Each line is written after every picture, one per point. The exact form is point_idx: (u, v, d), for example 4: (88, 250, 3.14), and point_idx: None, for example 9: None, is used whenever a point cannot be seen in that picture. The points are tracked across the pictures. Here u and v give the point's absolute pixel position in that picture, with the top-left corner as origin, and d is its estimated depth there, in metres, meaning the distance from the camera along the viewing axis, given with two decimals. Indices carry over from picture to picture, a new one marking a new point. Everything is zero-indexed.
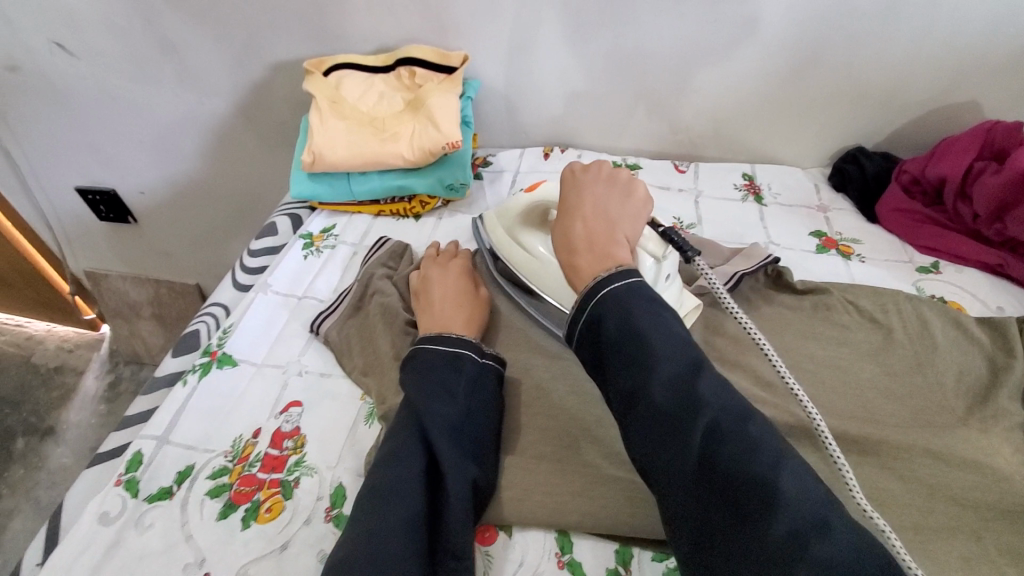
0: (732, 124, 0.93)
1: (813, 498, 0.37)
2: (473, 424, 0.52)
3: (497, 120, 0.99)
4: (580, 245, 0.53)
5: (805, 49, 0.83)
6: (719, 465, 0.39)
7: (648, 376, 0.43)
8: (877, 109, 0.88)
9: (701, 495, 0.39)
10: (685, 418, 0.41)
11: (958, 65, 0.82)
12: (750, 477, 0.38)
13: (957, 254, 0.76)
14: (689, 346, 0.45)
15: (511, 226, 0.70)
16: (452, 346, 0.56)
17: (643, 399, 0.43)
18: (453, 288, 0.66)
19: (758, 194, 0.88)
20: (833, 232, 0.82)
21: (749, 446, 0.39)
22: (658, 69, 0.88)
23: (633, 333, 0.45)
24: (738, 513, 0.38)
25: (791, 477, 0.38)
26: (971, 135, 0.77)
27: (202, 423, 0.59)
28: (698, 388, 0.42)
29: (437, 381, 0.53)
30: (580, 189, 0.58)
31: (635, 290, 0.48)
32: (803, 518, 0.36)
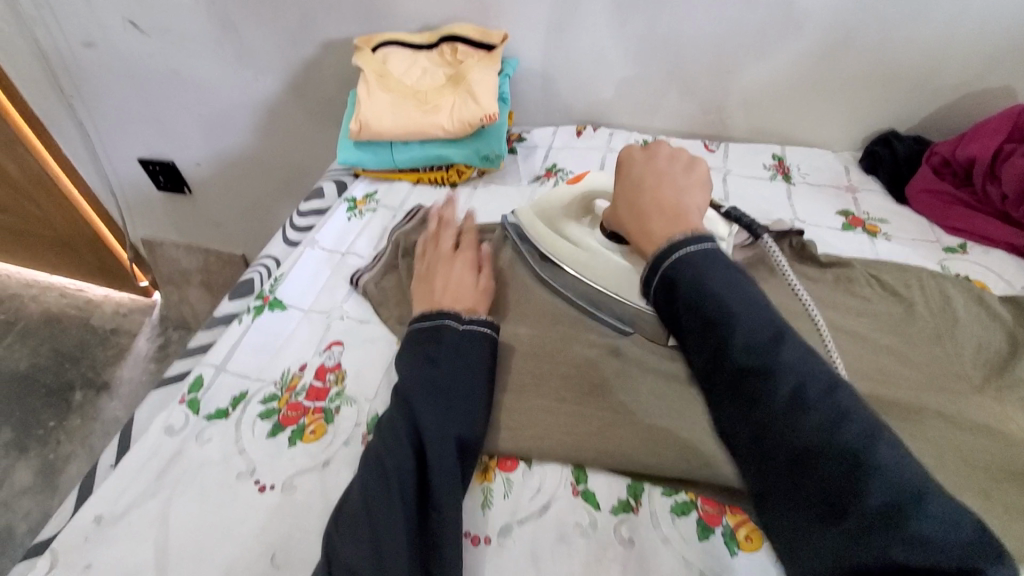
0: (763, 106, 0.95)
1: (904, 463, 0.37)
2: (475, 386, 0.55)
3: (533, 99, 1.03)
4: (652, 211, 0.58)
5: (840, 30, 0.84)
6: (799, 426, 0.41)
7: (728, 341, 0.46)
8: (912, 93, 0.88)
9: (781, 449, 0.41)
10: (768, 384, 0.43)
11: (997, 49, 0.81)
12: (833, 440, 0.39)
13: (986, 236, 0.76)
14: (768, 310, 0.47)
15: (551, 216, 0.74)
16: (435, 320, 0.59)
17: (725, 362, 0.46)
18: (453, 268, 0.67)
19: (787, 173, 0.90)
20: (861, 211, 0.83)
21: (834, 410, 0.40)
22: (692, 49, 0.91)
23: (711, 299, 0.48)
24: (827, 474, 0.39)
25: (878, 441, 0.38)
26: (1001, 118, 0.77)
27: (254, 356, 0.66)
28: (781, 355, 0.43)
29: (424, 355, 0.56)
30: (646, 161, 0.63)
31: (712, 255, 0.51)
32: (892, 485, 0.36)
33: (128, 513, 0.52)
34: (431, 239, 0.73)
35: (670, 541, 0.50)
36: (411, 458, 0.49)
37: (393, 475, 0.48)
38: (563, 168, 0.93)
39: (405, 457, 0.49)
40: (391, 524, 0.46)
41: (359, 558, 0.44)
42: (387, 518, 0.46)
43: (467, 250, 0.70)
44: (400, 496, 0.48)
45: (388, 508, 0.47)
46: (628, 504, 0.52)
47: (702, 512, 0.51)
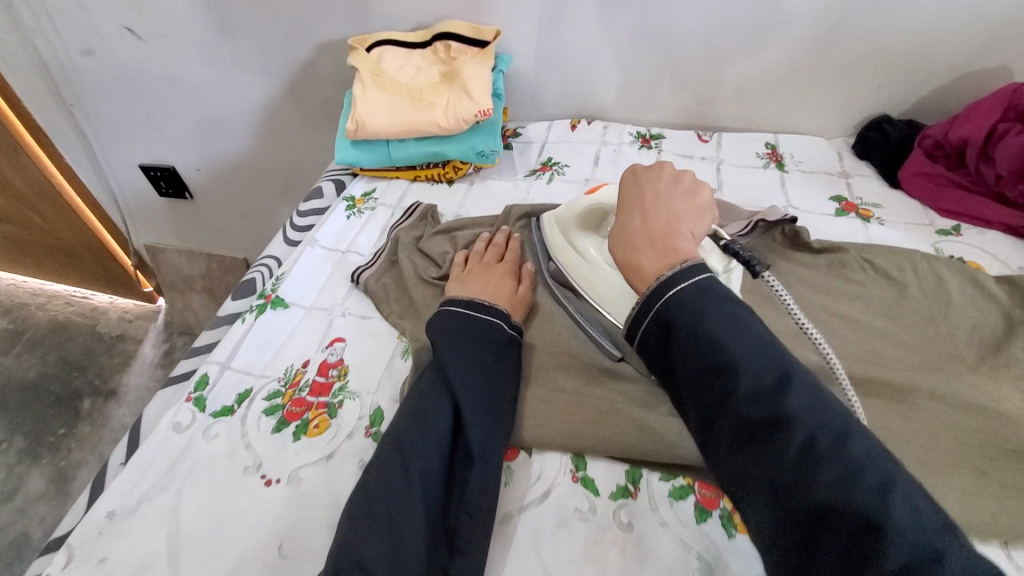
0: (755, 95, 0.95)
1: (927, 521, 0.34)
2: (494, 372, 0.57)
3: (527, 94, 1.04)
4: (642, 240, 0.54)
5: (830, 18, 0.85)
6: (810, 486, 0.37)
7: (731, 389, 0.42)
8: (903, 78, 0.89)
9: (791, 513, 0.37)
10: (773, 435, 0.39)
11: (987, 30, 0.82)
12: (848, 499, 0.35)
13: (980, 217, 0.76)
14: (771, 347, 0.43)
15: (565, 227, 0.73)
16: (485, 315, 0.62)
17: (726, 413, 0.42)
18: (493, 274, 0.69)
19: (781, 161, 0.91)
20: (854, 197, 0.83)
21: (848, 465, 0.36)
22: (684, 40, 0.91)
23: (708, 342, 0.44)
24: (841, 540, 0.35)
25: (900, 499, 0.35)
26: (995, 98, 0.77)
27: (258, 354, 0.67)
28: (787, 403, 0.39)
29: (457, 337, 0.59)
30: (642, 186, 0.60)
31: (705, 286, 0.47)
32: (916, 545, 0.33)
33: (140, 507, 0.54)
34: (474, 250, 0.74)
35: (668, 524, 0.51)
36: (440, 434, 0.51)
37: (412, 452, 0.50)
38: (558, 162, 0.94)
39: (434, 431, 0.51)
40: (413, 499, 0.47)
41: (376, 534, 0.45)
42: (400, 493, 0.47)
43: (510, 261, 0.72)
44: (426, 470, 0.49)
45: (405, 483, 0.48)
46: (627, 489, 0.53)
47: (700, 496, 0.52)
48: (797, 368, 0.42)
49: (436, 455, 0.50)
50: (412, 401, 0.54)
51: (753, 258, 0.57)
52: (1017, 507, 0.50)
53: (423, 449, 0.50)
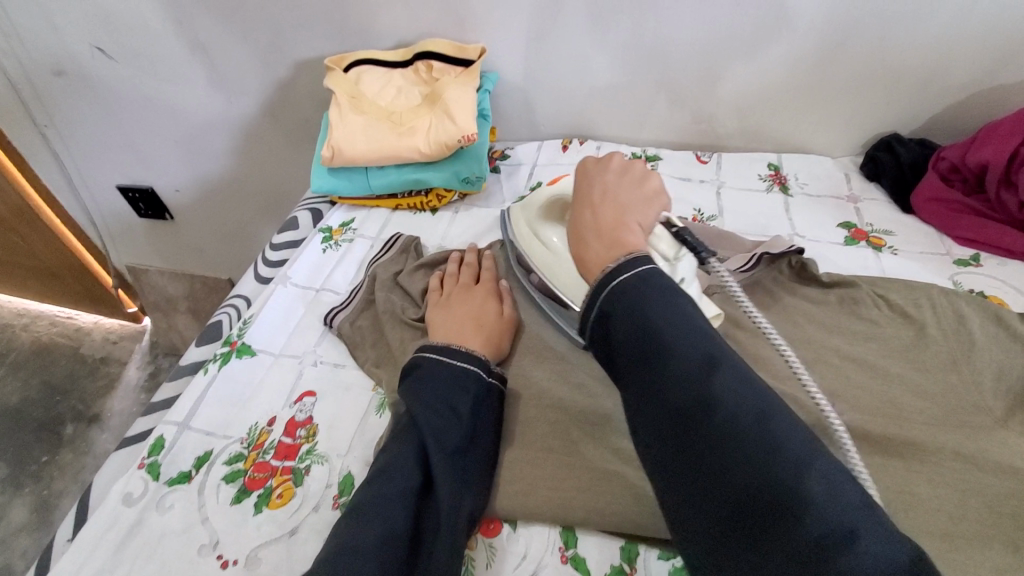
0: (757, 112, 0.90)
1: (850, 503, 0.30)
2: (473, 431, 0.52)
3: (516, 113, 0.99)
4: (589, 234, 0.51)
5: (836, 32, 0.80)
6: (729, 468, 0.33)
7: (660, 372, 0.38)
8: (914, 94, 0.83)
9: (710, 500, 0.34)
10: (697, 416, 0.35)
11: (1004, 44, 0.76)
12: (766, 481, 0.32)
13: (1002, 247, 0.71)
14: (706, 331, 0.40)
15: (534, 222, 0.70)
16: (464, 361, 0.55)
17: (653, 397, 0.38)
18: (473, 300, 0.64)
19: (784, 184, 0.85)
20: (864, 223, 0.78)
21: (770, 446, 0.33)
22: (681, 56, 0.86)
23: (644, 326, 0.40)
24: (757, 525, 0.31)
25: (820, 480, 0.31)
26: (1016, 118, 0.71)
27: (220, 411, 0.61)
28: (714, 385, 0.36)
29: (434, 383, 0.53)
30: (593, 181, 0.57)
31: (650, 274, 0.43)
32: (833, 527, 0.29)
33: None
34: (447, 272, 0.71)
35: None
36: (407, 493, 0.46)
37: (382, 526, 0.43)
38: None
39: (400, 489, 0.46)
40: (369, 569, 0.41)
41: None
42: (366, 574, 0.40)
43: (487, 282, 0.68)
44: (387, 533, 0.43)
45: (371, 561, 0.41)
46: (622, 571, 0.48)
47: None
48: (729, 351, 0.39)
49: (400, 516, 0.44)
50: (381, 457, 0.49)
51: (697, 247, 0.54)
52: None
53: (390, 512, 0.44)
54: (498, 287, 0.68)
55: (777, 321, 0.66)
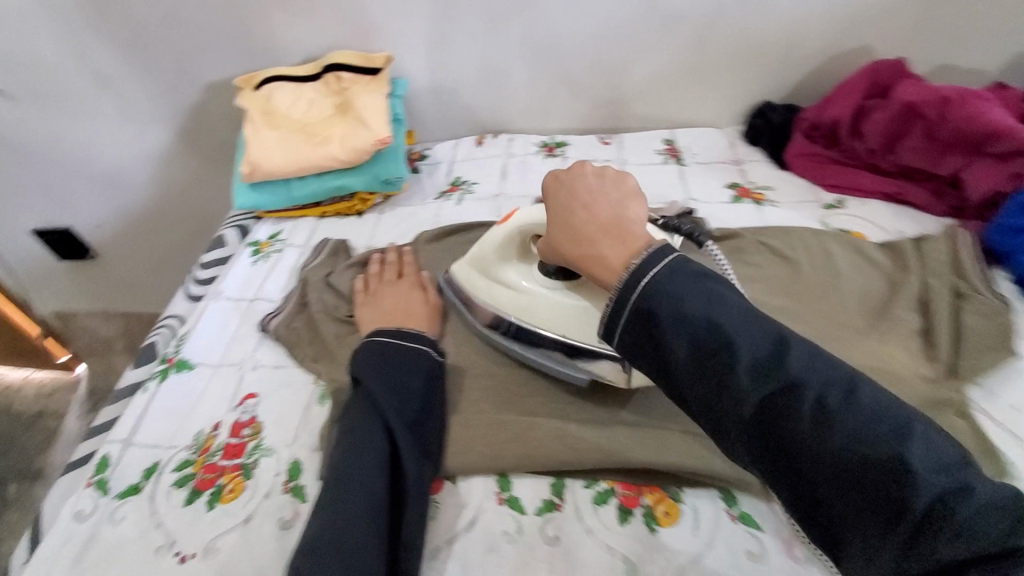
0: (648, 93, 0.98)
1: (945, 454, 0.33)
2: (424, 397, 0.57)
3: (430, 115, 1.04)
4: (601, 238, 0.50)
5: (701, 15, 0.89)
6: (832, 446, 0.34)
7: (729, 365, 0.38)
8: (779, 64, 0.93)
9: (817, 480, 0.35)
10: (783, 405, 0.36)
11: (844, 13, 0.87)
12: (871, 452, 0.33)
13: (860, 189, 0.80)
14: (757, 314, 0.40)
15: (485, 263, 0.65)
16: (403, 341, 0.61)
17: (727, 392, 0.38)
18: (399, 293, 0.69)
19: (679, 156, 0.94)
20: (748, 182, 0.87)
21: (863, 418, 0.34)
22: (570, 48, 0.93)
23: (700, 322, 0.39)
24: (871, 494, 0.33)
25: (917, 440, 0.33)
26: (859, 77, 0.80)
27: (165, 423, 0.63)
28: (790, 368, 0.36)
29: (386, 366, 0.57)
30: (570, 188, 0.54)
31: (678, 267, 0.42)
32: (946, 481, 0.32)
33: None
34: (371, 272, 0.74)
35: (594, 530, 0.50)
36: (380, 464, 0.50)
37: (355, 488, 0.48)
38: (466, 181, 0.94)
39: (377, 461, 0.50)
40: (353, 526, 0.45)
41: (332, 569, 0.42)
42: (354, 534, 0.45)
43: (410, 273, 0.73)
44: (371, 502, 0.47)
45: (356, 522, 0.46)
46: (552, 503, 0.53)
47: (622, 497, 0.53)
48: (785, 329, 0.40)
49: (381, 486, 0.49)
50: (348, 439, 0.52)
51: (693, 230, 0.59)
52: None
53: (360, 479, 0.48)
54: (420, 276, 0.72)
55: None
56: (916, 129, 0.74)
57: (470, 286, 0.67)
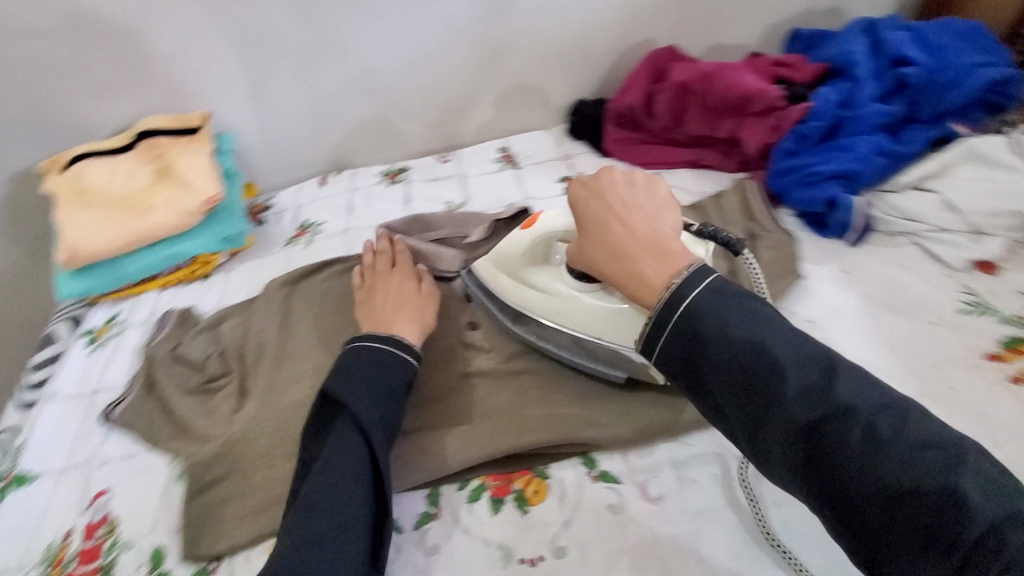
0: (474, 108, 1.03)
1: (993, 484, 0.34)
2: (397, 397, 0.55)
3: (267, 165, 1.02)
4: (636, 250, 0.50)
5: (501, 30, 0.95)
6: (881, 471, 0.35)
7: (777, 391, 0.38)
8: (582, 65, 1.01)
9: (861, 506, 0.35)
10: (834, 427, 0.36)
11: (622, 12, 0.97)
12: (921, 478, 0.34)
13: (667, 161, 0.90)
14: (803, 339, 0.41)
15: (510, 265, 0.64)
16: (385, 345, 0.58)
17: (773, 417, 0.38)
18: (393, 289, 0.67)
19: (514, 161, 1.00)
20: (576, 174, 0.95)
21: (913, 444, 0.35)
22: (387, 77, 0.97)
23: (745, 346, 0.40)
24: (922, 521, 0.34)
25: (967, 469, 0.34)
26: (642, 67, 0.90)
27: (9, 544, 0.59)
28: (841, 395, 0.37)
29: (365, 371, 0.54)
30: (606, 201, 0.55)
31: (723, 290, 0.44)
32: (994, 511, 0.33)
33: None
34: (365, 263, 0.73)
35: (470, 529, 0.52)
36: (356, 479, 0.48)
37: (335, 511, 0.46)
38: (314, 222, 0.93)
39: (355, 476, 0.48)
40: (335, 547, 0.44)
41: None
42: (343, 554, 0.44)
43: (403, 265, 0.71)
44: (347, 519, 0.46)
45: (343, 541, 0.45)
46: (429, 514, 0.54)
47: (493, 489, 0.55)
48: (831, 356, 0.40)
49: (360, 502, 0.47)
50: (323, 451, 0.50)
51: (731, 240, 0.55)
52: None
53: (340, 498, 0.47)
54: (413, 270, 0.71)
55: None
56: (693, 104, 0.85)
57: (495, 292, 0.65)
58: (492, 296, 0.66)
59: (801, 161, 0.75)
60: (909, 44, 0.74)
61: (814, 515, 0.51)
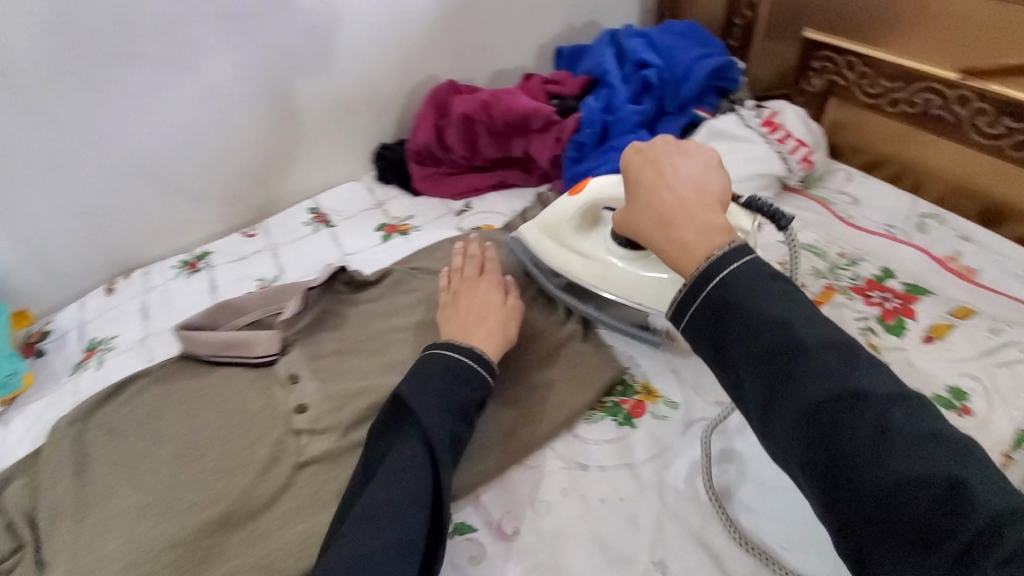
0: (270, 174, 0.97)
1: (1001, 489, 0.33)
2: (465, 415, 0.54)
3: (35, 285, 0.87)
4: (682, 216, 0.47)
5: (277, 91, 0.91)
6: (889, 454, 0.34)
7: (797, 367, 0.38)
8: (372, 111, 1.00)
9: (861, 489, 0.35)
10: (849, 406, 0.36)
11: (398, 55, 0.97)
12: (927, 469, 0.33)
13: (476, 189, 0.93)
14: (828, 325, 0.40)
15: (559, 231, 0.70)
16: (460, 355, 0.57)
17: (788, 393, 0.37)
18: (477, 292, 0.66)
19: (326, 219, 0.95)
20: (392, 219, 0.93)
21: (923, 435, 0.34)
22: (156, 160, 0.87)
23: (769, 320, 0.39)
24: (924, 511, 0.33)
25: (975, 468, 0.33)
26: (425, 107, 0.91)
27: None
28: (860, 379, 0.36)
29: (434, 386, 0.53)
30: (658, 165, 0.52)
31: (757, 266, 0.42)
32: (1000, 512, 0.31)
33: None
34: (453, 267, 0.71)
35: None
36: (417, 488, 0.47)
37: (394, 526, 0.44)
38: (106, 338, 0.81)
39: (417, 489, 0.47)
40: (391, 563, 0.43)
41: None
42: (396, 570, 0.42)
43: (493, 271, 0.69)
44: (409, 536, 0.44)
45: (399, 555, 0.43)
46: None
47: None
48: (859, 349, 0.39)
49: (418, 518, 0.46)
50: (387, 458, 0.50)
51: (777, 215, 0.52)
52: (570, 396, 0.61)
53: (397, 513, 0.45)
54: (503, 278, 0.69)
55: (349, 333, 0.73)
56: (481, 131, 0.88)
57: (545, 258, 0.70)
58: (540, 261, 0.71)
59: (586, 166, 0.81)
60: (643, 49, 0.84)
61: (658, 496, 0.53)
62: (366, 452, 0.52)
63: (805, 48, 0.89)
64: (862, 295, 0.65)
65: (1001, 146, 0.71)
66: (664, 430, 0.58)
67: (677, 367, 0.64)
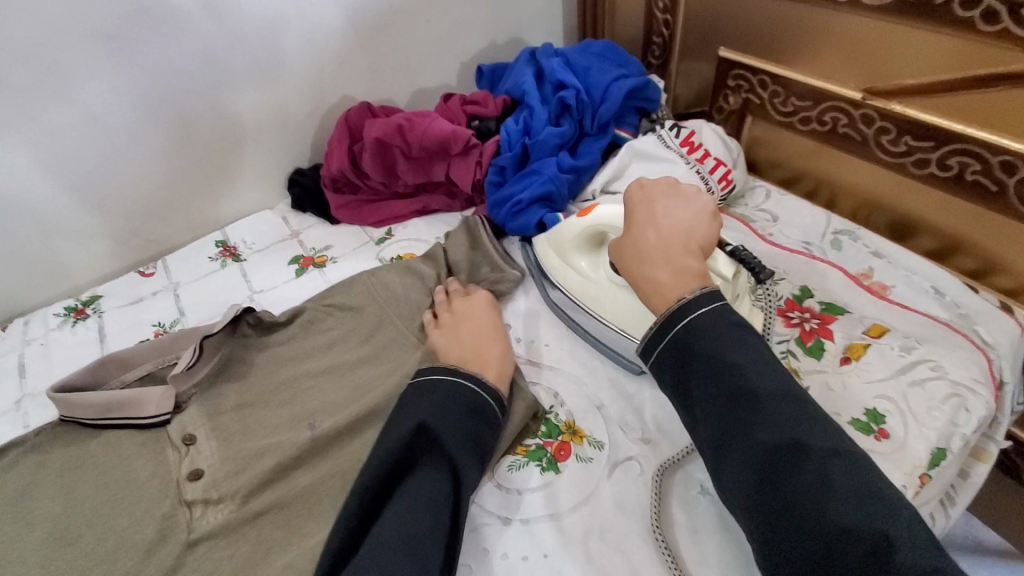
0: (170, 206, 0.89)
1: (925, 545, 0.36)
2: (484, 442, 0.52)
3: None
4: (659, 257, 0.53)
5: (170, 116, 0.83)
6: (823, 500, 0.38)
7: (749, 412, 0.42)
8: (284, 136, 0.94)
9: (797, 532, 0.38)
10: (792, 452, 0.40)
11: (309, 77, 0.91)
12: (853, 517, 0.37)
13: (397, 215, 0.88)
14: (786, 379, 0.45)
15: (564, 247, 0.69)
16: (472, 386, 0.54)
17: (739, 436, 0.42)
18: (476, 314, 0.66)
19: (236, 253, 0.88)
20: (307, 250, 0.87)
21: (855, 486, 0.38)
22: (25, 196, 0.78)
23: (727, 367, 0.44)
24: (850, 558, 0.36)
25: (900, 523, 0.36)
26: (338, 132, 0.86)
27: None
28: (804, 430, 0.41)
29: (454, 413, 0.51)
30: (651, 207, 0.57)
31: (726, 315, 0.48)
32: (920, 566, 0.34)
33: None
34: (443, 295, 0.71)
35: None
36: (438, 524, 0.44)
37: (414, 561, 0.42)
38: None
39: (437, 521, 0.44)
40: None
41: None
42: None
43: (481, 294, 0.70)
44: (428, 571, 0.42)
45: None
46: None
47: None
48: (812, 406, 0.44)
49: (438, 554, 0.43)
50: (403, 488, 0.46)
51: (757, 266, 0.56)
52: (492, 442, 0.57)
53: (416, 549, 0.42)
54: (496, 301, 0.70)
55: (255, 381, 0.67)
56: (398, 156, 0.84)
57: (545, 265, 0.72)
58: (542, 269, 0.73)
59: (507, 192, 0.78)
60: (562, 69, 0.82)
61: (583, 549, 0.50)
62: (371, 473, 0.46)
63: (721, 68, 0.91)
64: (783, 316, 0.66)
65: (905, 163, 0.72)
66: (589, 474, 0.55)
67: (602, 404, 0.61)
